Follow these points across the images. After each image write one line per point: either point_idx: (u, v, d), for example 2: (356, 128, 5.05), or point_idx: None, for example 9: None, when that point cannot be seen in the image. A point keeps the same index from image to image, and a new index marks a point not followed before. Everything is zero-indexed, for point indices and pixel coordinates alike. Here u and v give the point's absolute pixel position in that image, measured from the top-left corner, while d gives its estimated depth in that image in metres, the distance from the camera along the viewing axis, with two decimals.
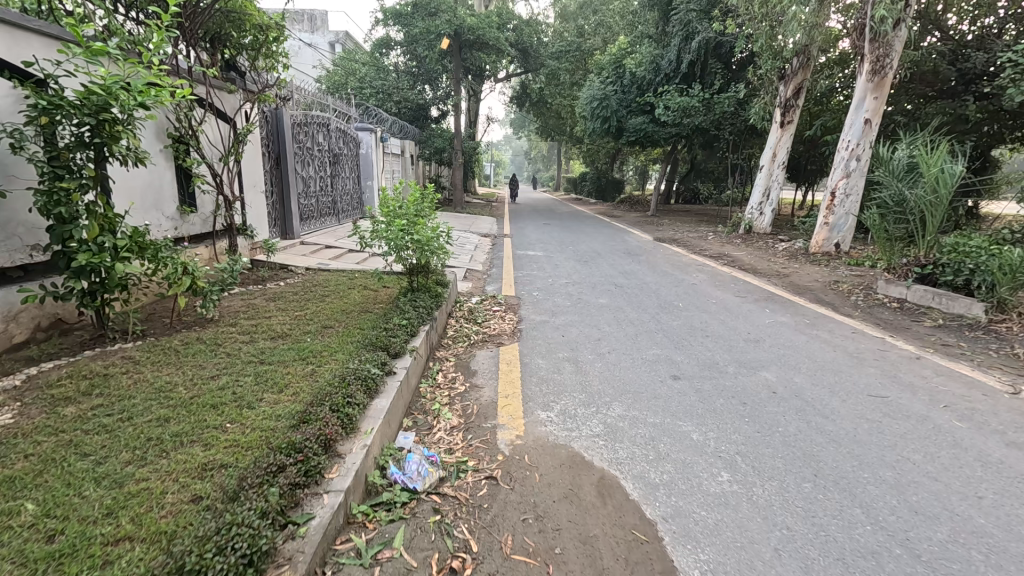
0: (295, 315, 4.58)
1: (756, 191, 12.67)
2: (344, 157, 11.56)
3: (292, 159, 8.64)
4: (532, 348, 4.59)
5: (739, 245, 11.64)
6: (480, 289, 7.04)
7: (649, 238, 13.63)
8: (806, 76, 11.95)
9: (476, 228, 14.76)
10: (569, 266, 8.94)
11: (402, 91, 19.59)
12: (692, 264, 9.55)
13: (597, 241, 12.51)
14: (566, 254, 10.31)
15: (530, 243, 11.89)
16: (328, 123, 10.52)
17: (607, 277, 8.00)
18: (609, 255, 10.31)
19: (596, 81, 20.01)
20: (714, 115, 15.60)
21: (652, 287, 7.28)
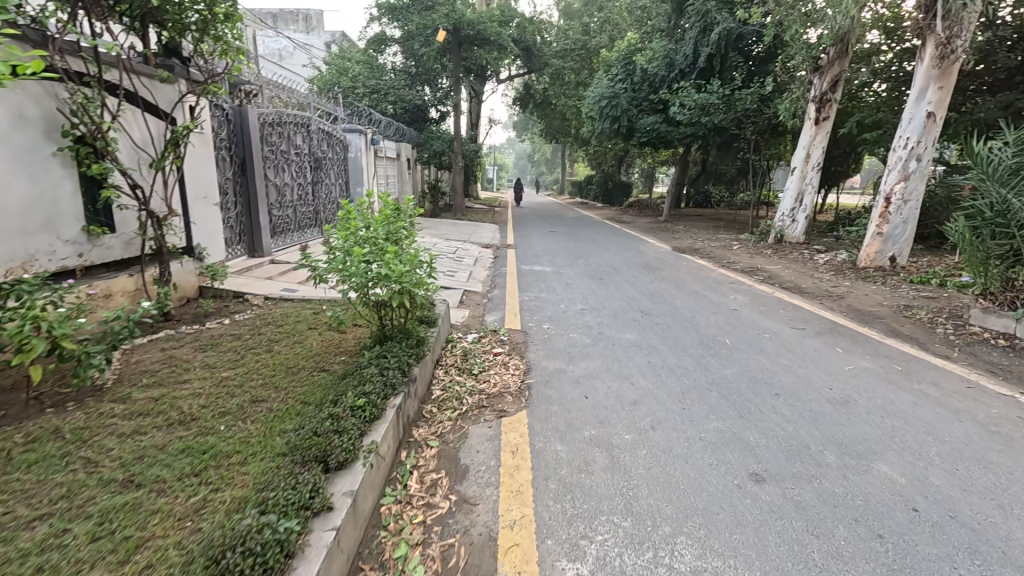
0: (222, 376, 3.35)
1: (787, 196, 11.40)
2: (328, 162, 10.40)
3: (261, 163, 7.46)
4: (546, 420, 3.37)
5: (771, 257, 10.38)
6: (479, 319, 5.83)
7: (667, 248, 12.38)
8: (844, 66, 10.65)
9: (477, 238, 13.54)
10: (584, 286, 7.72)
11: (399, 91, 18.44)
12: (723, 280, 8.32)
13: (611, 253, 11.27)
14: (579, 270, 9.07)
15: (537, 256, 10.66)
16: (308, 124, 9.37)
17: (629, 301, 6.77)
18: (627, 271, 9.07)
19: (605, 79, 18.82)
20: (736, 113, 14.37)
21: (685, 314, 6.06)
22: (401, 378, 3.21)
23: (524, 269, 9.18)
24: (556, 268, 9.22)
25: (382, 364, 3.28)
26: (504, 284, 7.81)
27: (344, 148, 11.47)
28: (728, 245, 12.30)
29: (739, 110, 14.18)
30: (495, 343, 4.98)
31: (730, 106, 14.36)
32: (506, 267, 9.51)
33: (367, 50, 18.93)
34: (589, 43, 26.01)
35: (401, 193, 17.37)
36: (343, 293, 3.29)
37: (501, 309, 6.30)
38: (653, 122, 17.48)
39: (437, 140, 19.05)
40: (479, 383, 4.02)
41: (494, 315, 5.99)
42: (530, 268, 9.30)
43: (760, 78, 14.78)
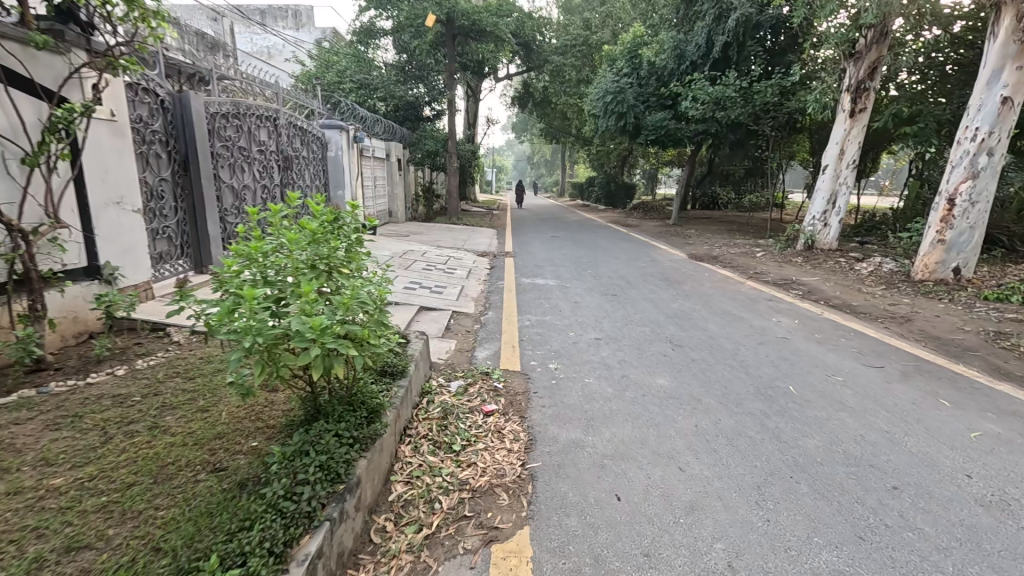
0: (49, 487, 2.12)
1: (818, 198, 10.20)
2: (300, 161, 9.18)
3: (209, 161, 6.26)
4: (560, 553, 2.16)
5: (803, 267, 9.18)
6: (468, 356, 4.63)
7: (683, 256, 11.19)
8: (883, 52, 9.46)
9: (472, 245, 12.36)
10: (596, 305, 6.49)
11: (389, 87, 17.27)
12: (758, 297, 7.12)
13: (622, 262, 10.06)
14: (588, 283, 7.87)
15: (539, 266, 9.48)
16: (275, 119, 8.18)
17: (654, 325, 5.58)
18: (644, 285, 7.86)
19: (608, 73, 17.63)
20: (754, 107, 13.21)
21: (727, 347, 4.85)
22: (326, 496, 2.01)
23: (525, 282, 7.99)
24: (561, 282, 8.01)
25: (301, 470, 2.07)
26: (502, 304, 6.60)
27: (321, 146, 10.27)
28: (749, 253, 11.11)
29: (758, 104, 13.00)
30: (487, 394, 3.76)
31: (748, 100, 13.19)
32: (505, 279, 8.31)
33: (355, 44, 17.76)
34: (590, 38, 25.02)
35: (393, 196, 16.19)
36: (231, 364, 1.99)
37: (497, 340, 5.08)
38: (662, 118, 16.30)
39: (430, 139, 17.85)
40: (460, 469, 2.81)
41: (487, 351, 4.77)
42: (531, 281, 8.11)
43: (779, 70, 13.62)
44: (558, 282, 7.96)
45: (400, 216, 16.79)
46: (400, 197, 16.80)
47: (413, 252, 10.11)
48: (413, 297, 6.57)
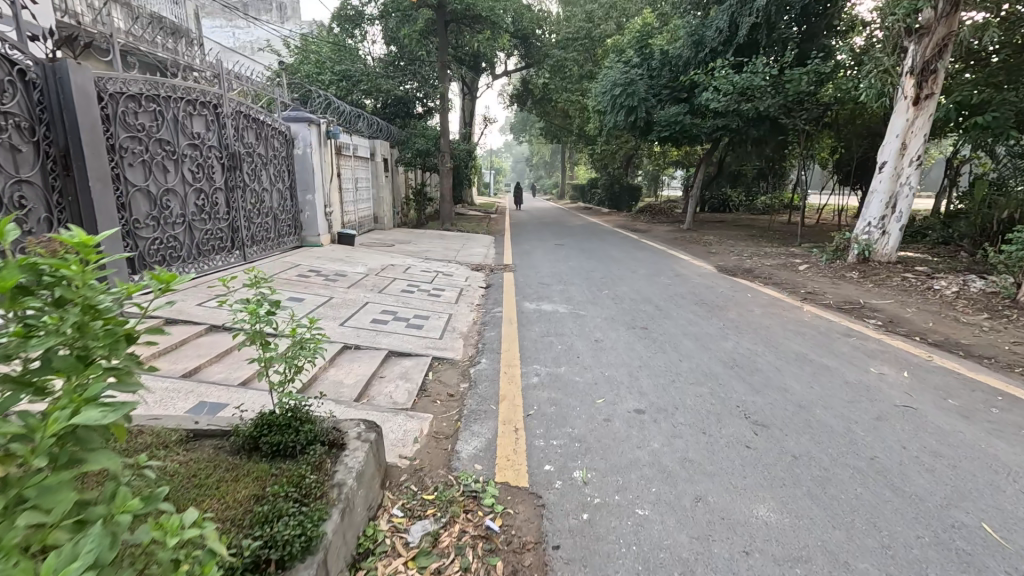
0: None
1: (873, 201, 8.63)
2: (254, 160, 7.59)
3: (105, 157, 4.67)
4: None
5: (864, 285, 7.60)
6: (447, 450, 3.02)
7: (710, 269, 9.62)
8: (954, 26, 7.86)
9: (465, 256, 10.80)
10: (624, 347, 4.90)
11: (375, 79, 15.63)
12: (827, 329, 5.55)
13: (643, 279, 8.48)
14: (608, 311, 6.29)
15: (543, 285, 7.90)
16: (217, 107, 6.59)
17: (711, 384, 3.98)
18: (677, 312, 6.27)
19: (615, 64, 16.10)
20: (785, 98, 11.69)
21: (834, 429, 3.24)
22: None
23: (529, 309, 6.40)
24: (572, 308, 6.41)
25: None
26: (499, 344, 5.00)
27: (283, 142, 8.66)
28: (787, 266, 9.55)
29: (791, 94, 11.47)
30: (470, 553, 2.19)
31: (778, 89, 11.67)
32: (503, 303, 6.72)
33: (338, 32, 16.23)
34: (593, 31, 23.76)
35: (379, 199, 14.63)
36: None
37: (493, 415, 3.47)
38: (677, 113, 14.75)
39: (421, 137, 16.32)
40: None
41: (476, 439, 3.16)
42: (535, 306, 6.52)
43: (812, 56, 12.09)
44: (570, 309, 6.37)
45: (388, 222, 15.21)
46: (387, 202, 15.24)
47: (394, 267, 8.51)
48: (382, 337, 4.97)
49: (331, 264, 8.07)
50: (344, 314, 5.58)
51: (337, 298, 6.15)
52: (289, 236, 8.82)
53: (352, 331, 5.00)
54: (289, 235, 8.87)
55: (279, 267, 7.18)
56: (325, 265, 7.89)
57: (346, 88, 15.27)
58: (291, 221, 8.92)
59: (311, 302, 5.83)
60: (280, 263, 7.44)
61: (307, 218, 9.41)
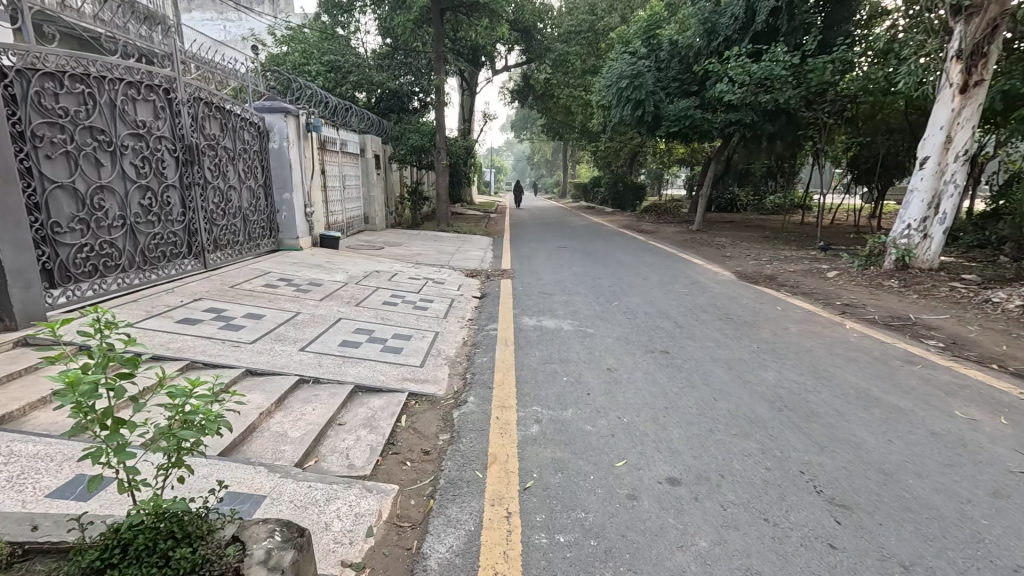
0: None
1: (913, 200, 7.74)
2: (218, 154, 6.72)
3: (9, 147, 3.80)
4: None
5: (907, 296, 6.71)
6: (410, 553, 2.15)
7: (728, 276, 8.74)
8: (1009, 4, 6.95)
9: (459, 260, 9.94)
10: (643, 379, 4.02)
11: (367, 71, 14.77)
12: (884, 353, 4.66)
13: (655, 288, 7.59)
14: (619, 329, 5.41)
15: (544, 295, 7.02)
16: (168, 92, 5.73)
17: (761, 437, 3.10)
18: (700, 331, 5.40)
19: (621, 55, 15.23)
20: (806, 89, 10.83)
21: (947, 516, 2.36)
22: None
23: (527, 326, 5.51)
24: (577, 326, 5.52)
25: None
26: (491, 375, 4.12)
27: (254, 134, 7.79)
28: (813, 273, 8.66)
29: (813, 84, 10.58)
30: None
31: (799, 79, 10.78)
32: (498, 318, 5.85)
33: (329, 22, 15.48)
34: (596, 24, 22.89)
35: (369, 198, 13.76)
36: None
37: (478, 488, 2.60)
38: (687, 106, 13.88)
39: (415, 133, 15.45)
40: None
41: (452, 531, 2.29)
42: (534, 322, 5.64)
43: (835, 44, 11.22)
44: (574, 327, 5.48)
45: (380, 222, 14.35)
46: (379, 201, 14.37)
47: (379, 274, 7.65)
48: (350, 366, 4.10)
49: (306, 270, 7.20)
50: (310, 334, 4.72)
51: (306, 313, 5.29)
52: (262, 239, 7.96)
53: (314, 359, 4.13)
54: (263, 238, 8.00)
55: (245, 276, 6.32)
56: (300, 272, 7.02)
57: (336, 80, 14.42)
58: (264, 222, 8.05)
59: (275, 319, 4.97)
60: (247, 271, 6.58)
61: (285, 219, 8.55)
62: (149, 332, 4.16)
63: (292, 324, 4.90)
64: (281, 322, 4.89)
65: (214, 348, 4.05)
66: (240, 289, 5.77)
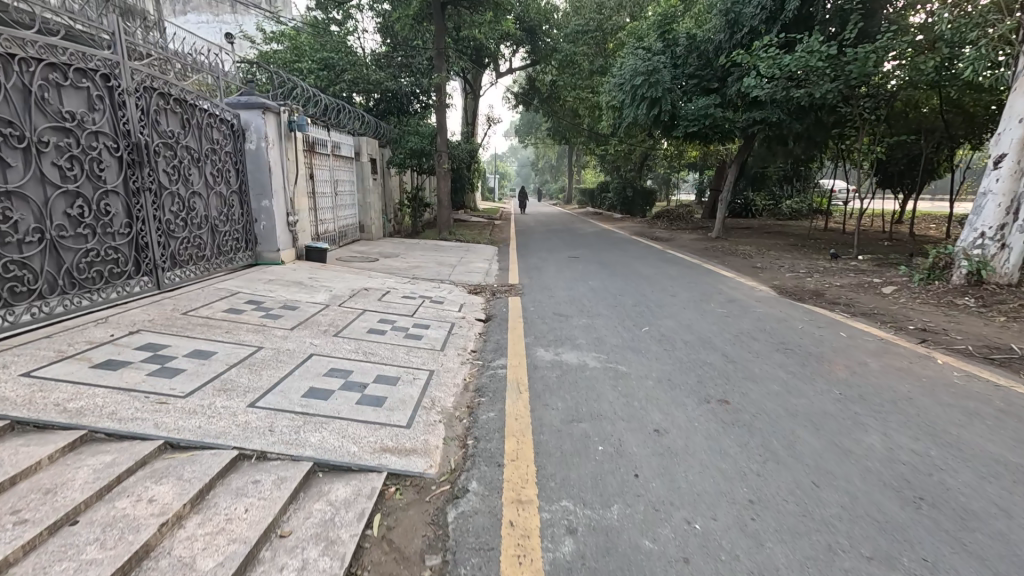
0: None
1: (985, 205, 6.75)
2: (178, 154, 5.74)
3: None
4: None
5: (991, 319, 5.68)
6: None
7: (766, 292, 7.70)
8: None
9: (461, 274, 8.94)
10: (706, 449, 2.98)
11: (363, 69, 13.84)
12: (1010, 403, 3.60)
13: (687, 309, 6.55)
14: (657, 366, 4.37)
15: (560, 318, 5.99)
16: (108, 79, 4.76)
17: (916, 566, 2.04)
18: (757, 368, 4.35)
19: (634, 51, 14.24)
20: (843, 83, 9.82)
21: None
22: None
23: (543, 362, 4.48)
24: (605, 362, 4.48)
25: None
26: (500, 442, 3.09)
27: (226, 134, 6.82)
28: (864, 287, 7.61)
29: (854, 76, 9.54)
30: None
31: (837, 71, 9.74)
32: (507, 351, 4.81)
33: (325, 20, 14.64)
34: (605, 23, 21.89)
35: (365, 205, 12.79)
36: None
37: None
38: (706, 105, 12.91)
39: (415, 135, 14.46)
40: None
41: None
42: (551, 357, 4.60)
43: (875, 34, 10.20)
44: (601, 363, 4.45)
45: (377, 231, 13.37)
46: (375, 208, 13.41)
47: (367, 293, 6.64)
48: (313, 430, 3.07)
49: (283, 289, 6.20)
50: (270, 379, 3.70)
51: (270, 348, 4.28)
52: (235, 252, 6.96)
53: (264, 420, 3.09)
54: (236, 251, 7.02)
55: (205, 298, 5.31)
56: (275, 292, 6.01)
57: (330, 78, 13.49)
58: (238, 233, 7.07)
59: (228, 358, 3.95)
60: (210, 292, 5.58)
61: (264, 229, 7.55)
62: (49, 384, 3.14)
63: (248, 366, 3.88)
64: (235, 363, 3.87)
65: (131, 406, 3.03)
66: (195, 316, 4.76)
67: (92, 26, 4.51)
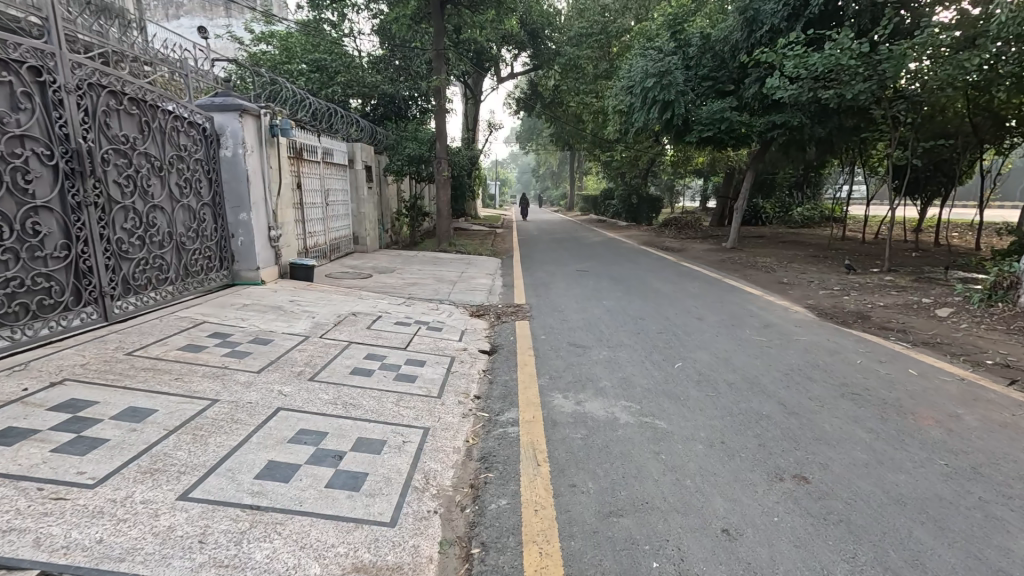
0: None
1: None
2: (133, 163, 4.94)
3: None
4: None
5: None
6: None
7: (802, 314, 6.90)
8: None
9: (462, 293, 8.14)
10: (803, 569, 2.15)
11: (358, 72, 13.14)
12: None
13: (719, 337, 5.74)
14: (703, 422, 3.55)
15: (577, 351, 5.17)
16: (40, 73, 3.97)
17: None
18: (826, 423, 3.54)
19: (644, 52, 13.54)
20: (876, 83, 9.05)
21: None
22: None
23: (562, 416, 3.66)
24: (637, 415, 3.67)
25: None
26: (518, 557, 2.26)
27: (196, 139, 6.02)
28: (913, 309, 6.80)
29: (889, 76, 8.77)
30: None
31: (871, 70, 8.97)
32: (517, 399, 3.99)
33: (320, 20, 13.97)
34: (608, 26, 21.12)
35: (359, 215, 12.01)
36: None
37: None
38: (722, 108, 12.17)
39: (413, 140, 13.72)
40: None
41: None
42: (572, 408, 3.78)
43: (909, 31, 9.46)
44: (633, 416, 3.64)
45: (372, 242, 12.59)
46: (371, 218, 12.64)
47: (355, 319, 5.83)
48: (261, 538, 2.25)
49: (257, 317, 5.39)
50: (216, 450, 2.87)
51: (226, 402, 3.46)
52: (206, 272, 6.17)
53: (194, 525, 2.27)
54: (206, 271, 6.22)
55: (160, 332, 4.50)
56: (247, 321, 5.20)
57: (322, 80, 12.70)
58: (210, 250, 6.28)
59: (169, 420, 3.12)
60: (169, 323, 4.77)
61: (241, 244, 6.76)
62: None
63: (193, 429, 3.06)
64: (175, 428, 3.04)
65: (11, 507, 2.21)
66: (141, 358, 3.95)
67: (25, 12, 3.78)
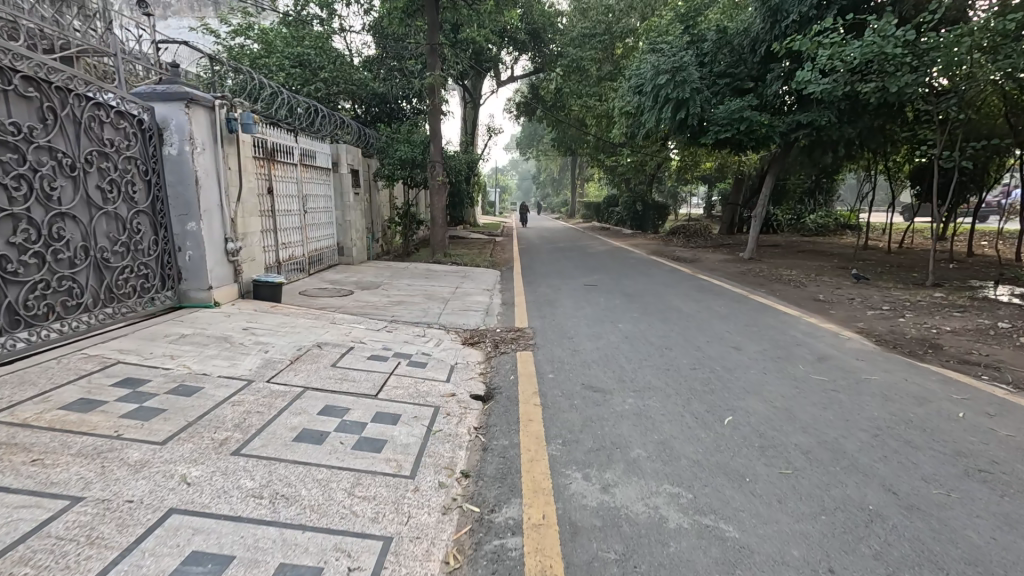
0: None
1: None
2: (27, 158, 3.85)
3: None
4: None
5: None
6: None
7: (858, 342, 5.80)
8: None
9: (455, 313, 7.05)
10: None
11: (347, 69, 12.16)
12: None
13: (769, 375, 4.63)
14: (791, 528, 2.44)
15: (595, 399, 4.06)
16: None
17: None
18: (973, 531, 2.42)
19: (655, 47, 12.57)
20: (923, 74, 8.01)
21: None
22: None
23: (586, 518, 2.55)
24: (692, 514, 2.56)
25: None
26: None
27: (127, 132, 4.93)
28: (993, 336, 5.70)
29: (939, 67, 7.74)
30: None
31: (917, 60, 7.92)
32: (521, 482, 2.89)
33: (307, 15, 13.02)
34: (614, 26, 20.24)
35: (344, 224, 10.91)
36: None
37: None
38: (741, 107, 11.17)
39: (406, 142, 12.67)
40: None
41: None
42: (598, 501, 2.68)
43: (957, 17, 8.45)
44: (686, 517, 2.53)
45: (359, 253, 11.49)
46: (358, 226, 11.59)
47: (319, 353, 4.73)
48: None
49: (192, 353, 4.28)
50: None
51: (92, 503, 2.35)
52: (140, 295, 5.07)
53: None
54: (140, 293, 5.11)
55: (45, 382, 3.39)
56: (176, 360, 4.09)
57: (304, 76, 11.62)
58: (146, 268, 5.18)
59: None
60: (68, 367, 3.68)
61: (189, 259, 5.65)
62: None
63: (14, 565, 1.95)
64: None
65: None
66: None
67: None
